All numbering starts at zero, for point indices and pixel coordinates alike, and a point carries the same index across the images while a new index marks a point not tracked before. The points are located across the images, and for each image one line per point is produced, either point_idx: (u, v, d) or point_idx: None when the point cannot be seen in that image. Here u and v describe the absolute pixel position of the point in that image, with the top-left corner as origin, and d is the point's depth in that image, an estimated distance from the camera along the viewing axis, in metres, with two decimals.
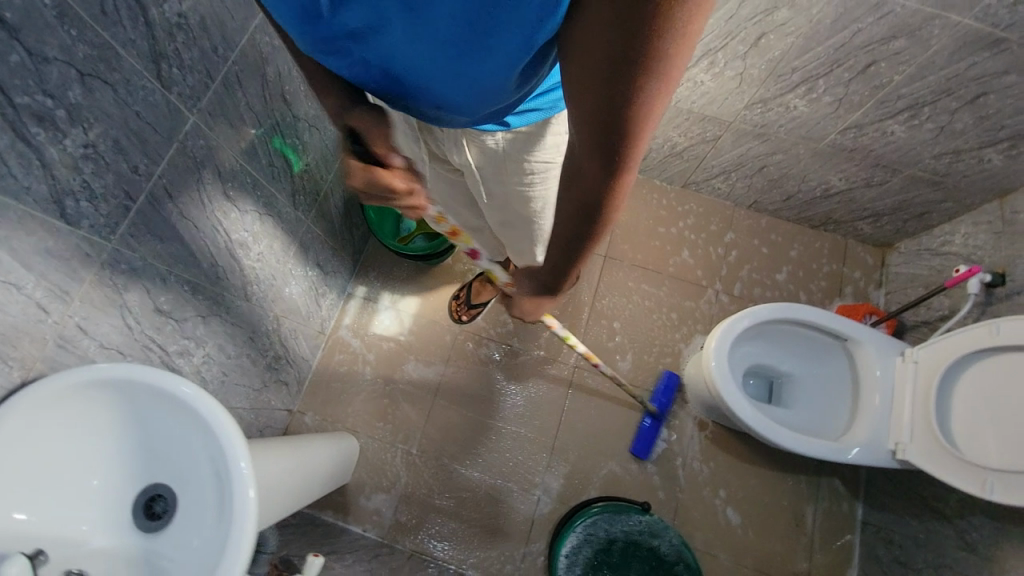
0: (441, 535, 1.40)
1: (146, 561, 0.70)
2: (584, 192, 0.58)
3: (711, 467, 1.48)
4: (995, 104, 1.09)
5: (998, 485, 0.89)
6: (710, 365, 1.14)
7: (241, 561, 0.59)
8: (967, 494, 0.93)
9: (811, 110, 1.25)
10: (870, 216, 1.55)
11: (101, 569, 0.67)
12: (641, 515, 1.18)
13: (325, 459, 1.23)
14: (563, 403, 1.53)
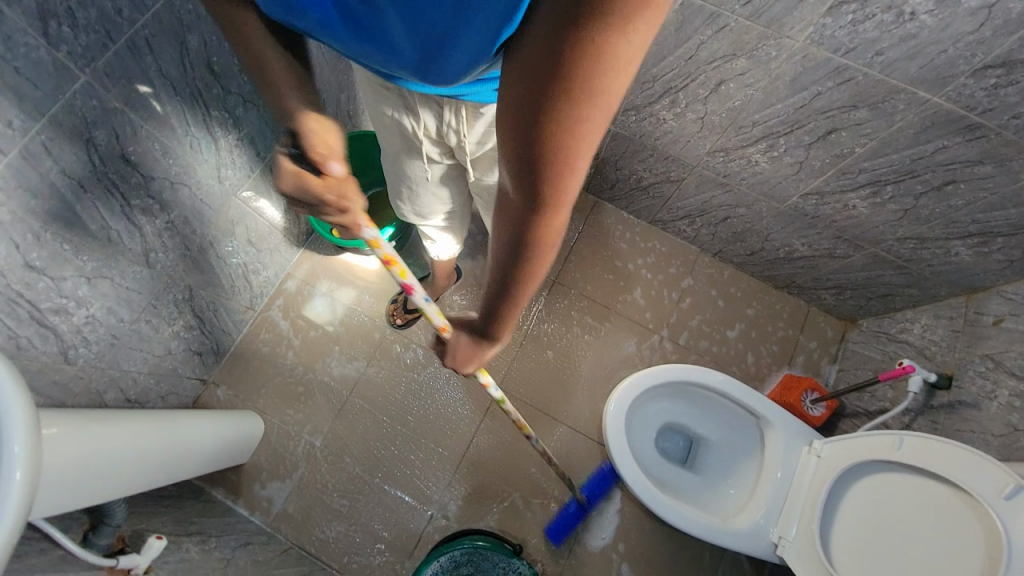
0: (325, 536, 1.38)
1: None
2: (514, 231, 0.53)
3: (615, 517, 1.43)
4: (966, 195, 0.99)
5: None
6: (607, 417, 1.10)
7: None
8: None
9: (772, 168, 1.17)
10: (833, 286, 1.47)
11: None
12: (510, 558, 1.14)
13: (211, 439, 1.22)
14: (479, 421, 1.50)
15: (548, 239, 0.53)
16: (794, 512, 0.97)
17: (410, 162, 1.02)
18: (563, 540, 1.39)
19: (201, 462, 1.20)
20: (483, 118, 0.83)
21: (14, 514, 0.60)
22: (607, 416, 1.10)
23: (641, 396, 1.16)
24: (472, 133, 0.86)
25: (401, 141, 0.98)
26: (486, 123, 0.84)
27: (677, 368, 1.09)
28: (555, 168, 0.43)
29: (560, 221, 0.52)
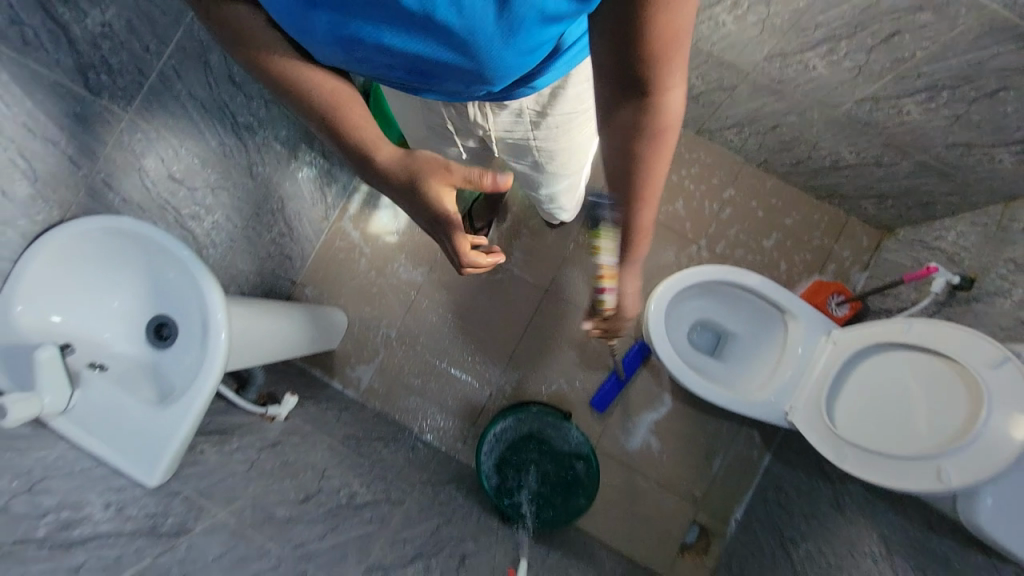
0: (406, 407, 1.68)
1: (150, 368, 0.88)
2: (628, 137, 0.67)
3: (647, 398, 1.67)
4: (1016, 101, 1.01)
5: (851, 456, 1.00)
6: (649, 308, 1.26)
7: (207, 387, 0.79)
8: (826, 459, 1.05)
9: (829, 73, 1.18)
10: (875, 195, 1.52)
11: (118, 366, 0.85)
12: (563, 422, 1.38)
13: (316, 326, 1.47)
14: (530, 319, 1.71)
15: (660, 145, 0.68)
16: (805, 388, 1.15)
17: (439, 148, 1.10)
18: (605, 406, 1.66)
19: (305, 345, 1.44)
20: (508, 110, 0.90)
21: (218, 365, 0.80)
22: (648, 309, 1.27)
23: (680, 294, 1.32)
24: (501, 123, 0.93)
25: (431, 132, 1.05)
26: (512, 112, 0.91)
27: (715, 268, 1.22)
28: (661, 60, 0.57)
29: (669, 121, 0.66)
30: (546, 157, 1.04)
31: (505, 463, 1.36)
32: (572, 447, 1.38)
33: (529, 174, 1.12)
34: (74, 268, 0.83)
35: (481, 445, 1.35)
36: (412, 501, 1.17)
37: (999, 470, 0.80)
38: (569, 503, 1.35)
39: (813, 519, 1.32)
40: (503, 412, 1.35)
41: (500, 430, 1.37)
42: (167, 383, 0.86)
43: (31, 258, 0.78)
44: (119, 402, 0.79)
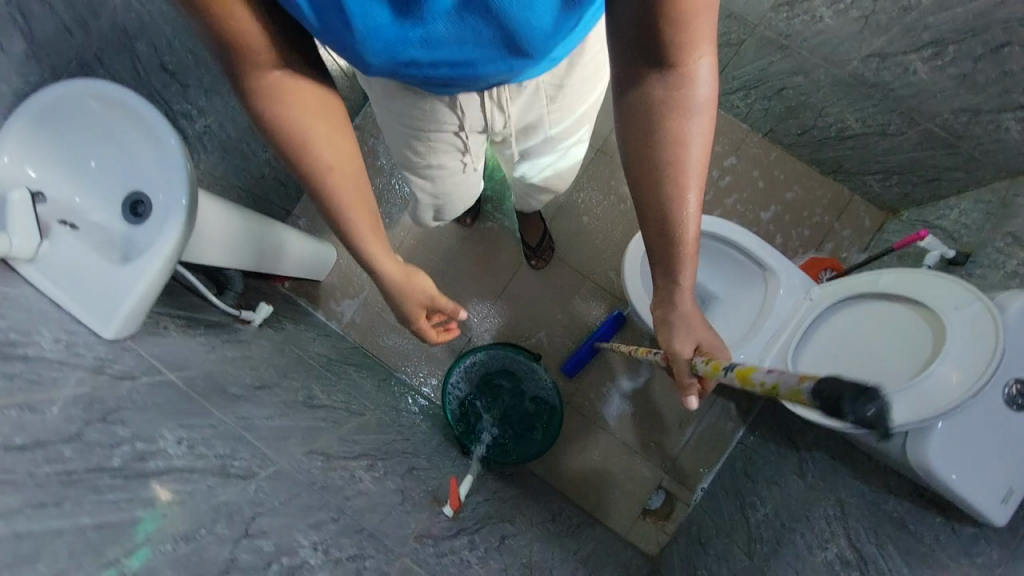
0: (383, 344, 1.70)
1: (116, 240, 0.89)
2: (655, 146, 0.73)
3: (624, 360, 1.65)
4: (1020, 59, 0.98)
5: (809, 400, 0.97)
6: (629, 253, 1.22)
7: (163, 260, 0.82)
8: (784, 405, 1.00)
9: (836, 24, 1.14)
10: (880, 171, 1.46)
11: (88, 230, 0.88)
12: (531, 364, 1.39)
13: (306, 249, 1.51)
14: (515, 271, 1.70)
15: (682, 163, 0.73)
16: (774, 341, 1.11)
17: (432, 168, 0.99)
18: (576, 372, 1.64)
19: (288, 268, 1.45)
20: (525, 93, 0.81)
21: (177, 236, 0.83)
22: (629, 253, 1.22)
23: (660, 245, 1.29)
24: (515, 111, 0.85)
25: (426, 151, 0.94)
26: (526, 96, 0.83)
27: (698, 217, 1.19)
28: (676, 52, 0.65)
29: (692, 129, 0.71)
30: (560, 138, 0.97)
31: (473, 397, 1.37)
32: (542, 391, 1.40)
33: (536, 164, 1.05)
34: (58, 133, 0.87)
35: (448, 376, 1.36)
36: (370, 415, 1.19)
37: (952, 403, 0.78)
38: (532, 442, 1.37)
39: (774, 485, 1.29)
40: (479, 346, 1.36)
41: (469, 365, 1.38)
42: (130, 251, 0.88)
43: (35, 101, 0.83)
44: (84, 256, 0.82)
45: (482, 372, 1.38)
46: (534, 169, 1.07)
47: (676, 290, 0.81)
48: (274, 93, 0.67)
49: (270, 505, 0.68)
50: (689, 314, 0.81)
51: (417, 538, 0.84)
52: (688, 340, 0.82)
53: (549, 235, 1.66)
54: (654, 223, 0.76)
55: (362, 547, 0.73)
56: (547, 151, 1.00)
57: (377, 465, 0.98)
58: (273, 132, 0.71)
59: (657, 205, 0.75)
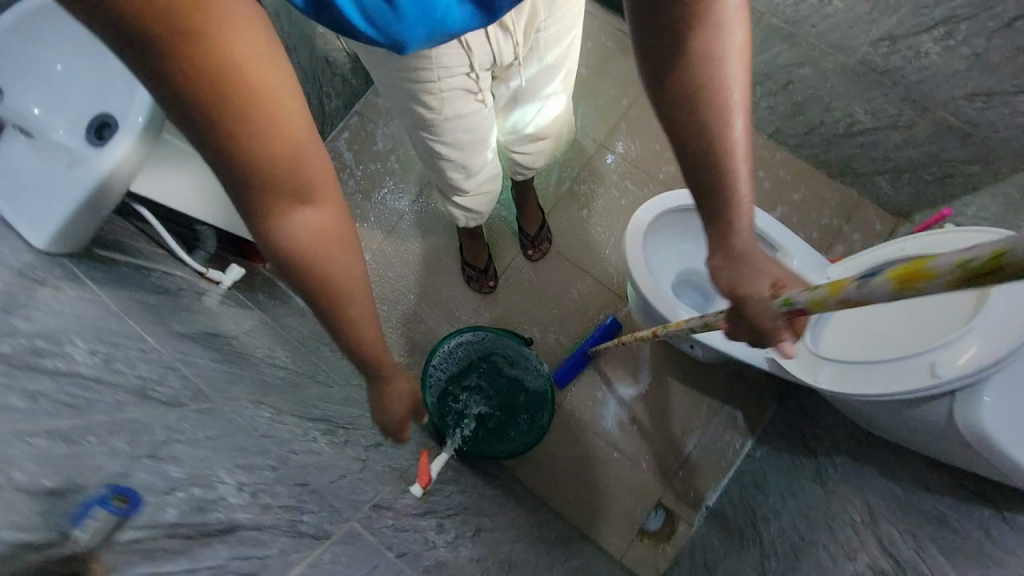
0: None
1: (66, 155, 0.81)
2: (687, 71, 0.60)
3: (623, 361, 1.53)
4: None
5: (831, 371, 0.87)
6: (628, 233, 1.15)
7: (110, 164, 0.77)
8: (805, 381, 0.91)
9: (845, 7, 1.13)
10: (890, 170, 1.42)
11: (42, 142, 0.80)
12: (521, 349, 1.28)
13: None
14: (510, 262, 1.60)
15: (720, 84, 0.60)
16: None
17: (450, 125, 0.92)
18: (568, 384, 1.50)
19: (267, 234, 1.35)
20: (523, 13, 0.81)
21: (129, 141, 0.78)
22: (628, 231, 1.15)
23: (662, 224, 1.23)
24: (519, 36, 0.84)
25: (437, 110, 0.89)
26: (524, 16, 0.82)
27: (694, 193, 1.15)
28: None
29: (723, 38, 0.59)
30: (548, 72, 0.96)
31: (454, 384, 1.24)
32: (531, 381, 1.27)
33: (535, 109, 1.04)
34: (29, 48, 0.81)
35: (430, 358, 1.24)
36: (337, 390, 1.06)
37: (999, 355, 0.68)
38: (515, 439, 1.23)
39: (790, 497, 1.15)
40: (466, 328, 1.24)
41: (454, 347, 1.26)
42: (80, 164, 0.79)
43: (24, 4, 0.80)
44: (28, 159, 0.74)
45: (467, 356, 1.25)
46: (533, 116, 1.05)
47: (737, 243, 0.64)
48: (300, 224, 0.58)
49: (192, 437, 0.56)
50: (739, 259, 0.64)
51: (371, 507, 0.71)
52: (732, 280, 0.64)
53: (547, 225, 1.59)
54: (701, 162, 0.62)
55: (302, 501, 0.61)
56: (544, 87, 1.00)
57: (336, 432, 0.85)
58: (284, 252, 0.59)
59: (702, 143, 0.62)
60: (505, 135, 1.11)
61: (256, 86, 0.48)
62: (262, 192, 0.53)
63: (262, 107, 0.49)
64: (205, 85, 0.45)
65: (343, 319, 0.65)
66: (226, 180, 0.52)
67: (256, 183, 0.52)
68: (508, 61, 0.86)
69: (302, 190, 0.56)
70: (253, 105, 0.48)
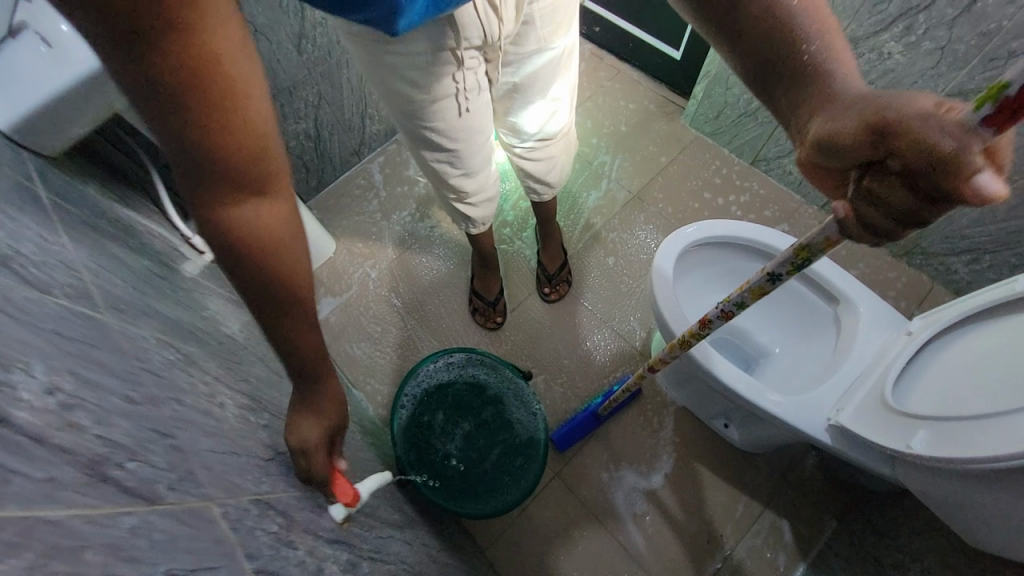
0: (350, 352, 1.43)
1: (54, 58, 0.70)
2: None
3: (637, 431, 1.27)
4: None
5: (925, 436, 0.64)
6: (657, 260, 0.96)
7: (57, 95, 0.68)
8: (890, 452, 0.68)
9: (907, 60, 1.06)
10: (965, 249, 1.25)
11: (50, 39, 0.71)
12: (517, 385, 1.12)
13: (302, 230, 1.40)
14: (524, 300, 1.46)
15: None
16: (862, 381, 0.80)
17: (435, 110, 0.83)
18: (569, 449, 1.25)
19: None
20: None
21: None
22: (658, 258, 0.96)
23: (696, 260, 1.02)
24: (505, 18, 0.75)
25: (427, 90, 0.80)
26: None
27: (740, 225, 0.97)
28: None
29: None
30: (546, 65, 0.88)
31: (432, 409, 1.09)
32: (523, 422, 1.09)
33: (542, 105, 0.95)
34: None
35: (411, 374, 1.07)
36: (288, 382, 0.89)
37: None
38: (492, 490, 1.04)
39: None
40: (458, 349, 1.11)
41: (440, 367, 1.11)
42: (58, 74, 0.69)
43: None
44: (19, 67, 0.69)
45: (453, 380, 1.10)
46: (540, 114, 0.97)
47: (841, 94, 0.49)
48: (266, 223, 0.50)
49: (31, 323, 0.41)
50: (863, 97, 0.47)
51: (258, 502, 0.52)
52: (857, 115, 0.47)
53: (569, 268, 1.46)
54: (783, 35, 0.52)
55: (149, 449, 0.42)
56: (549, 80, 0.91)
57: (262, 412, 0.68)
58: (238, 250, 0.50)
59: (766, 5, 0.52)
60: (509, 140, 1.04)
61: (242, 76, 0.43)
62: (230, 180, 0.46)
63: (241, 96, 0.44)
64: (177, 57, 0.39)
65: (294, 344, 0.56)
66: (191, 168, 0.45)
67: (227, 171, 0.46)
68: (494, 41, 0.77)
69: (266, 183, 0.49)
70: (230, 93, 0.43)
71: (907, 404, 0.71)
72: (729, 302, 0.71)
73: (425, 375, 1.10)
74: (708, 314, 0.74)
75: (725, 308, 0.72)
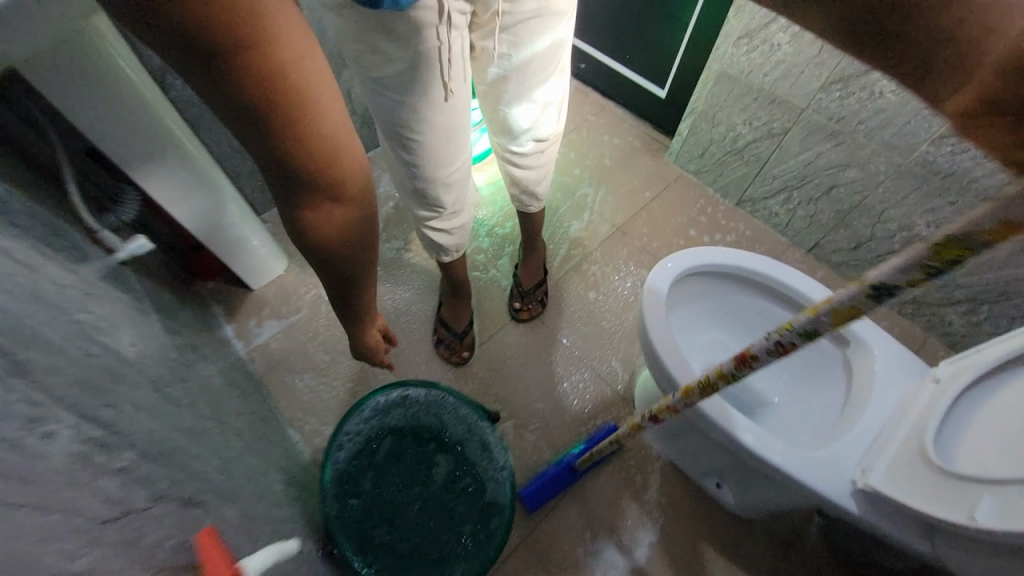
0: (290, 385, 1.23)
1: None
2: None
3: (620, 490, 1.10)
4: None
5: (995, 504, 0.50)
6: (649, 284, 0.84)
7: None
8: (948, 525, 0.53)
9: (899, 99, 1.04)
10: (959, 300, 1.20)
11: None
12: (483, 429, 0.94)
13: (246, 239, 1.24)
14: (496, 332, 1.31)
15: None
16: (893, 436, 0.67)
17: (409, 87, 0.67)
18: (539, 510, 1.06)
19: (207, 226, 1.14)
20: None
21: None
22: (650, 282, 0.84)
23: (688, 292, 0.91)
24: None
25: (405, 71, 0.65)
26: None
27: (742, 253, 0.85)
28: None
29: None
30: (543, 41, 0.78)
31: (380, 447, 0.92)
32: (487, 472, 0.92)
33: (529, 100, 0.85)
34: None
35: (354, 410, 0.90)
36: (187, 412, 0.70)
37: None
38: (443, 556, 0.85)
39: None
40: (414, 380, 0.94)
41: (392, 402, 0.94)
42: None
43: None
44: None
45: (405, 418, 0.93)
46: (528, 110, 0.86)
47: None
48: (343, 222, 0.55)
49: None
50: None
51: None
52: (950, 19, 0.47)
53: (546, 287, 1.35)
54: None
55: None
56: (545, 61, 0.81)
57: (125, 451, 0.49)
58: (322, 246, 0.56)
59: None
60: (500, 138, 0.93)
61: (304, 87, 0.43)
62: (310, 185, 0.50)
63: (309, 105, 0.44)
64: (251, 82, 0.40)
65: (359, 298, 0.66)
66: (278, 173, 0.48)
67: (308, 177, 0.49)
68: None
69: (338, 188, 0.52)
70: (302, 111, 0.44)
71: (955, 462, 0.58)
72: (789, 332, 0.51)
73: (371, 412, 0.92)
74: (750, 346, 0.54)
75: (781, 339, 0.51)
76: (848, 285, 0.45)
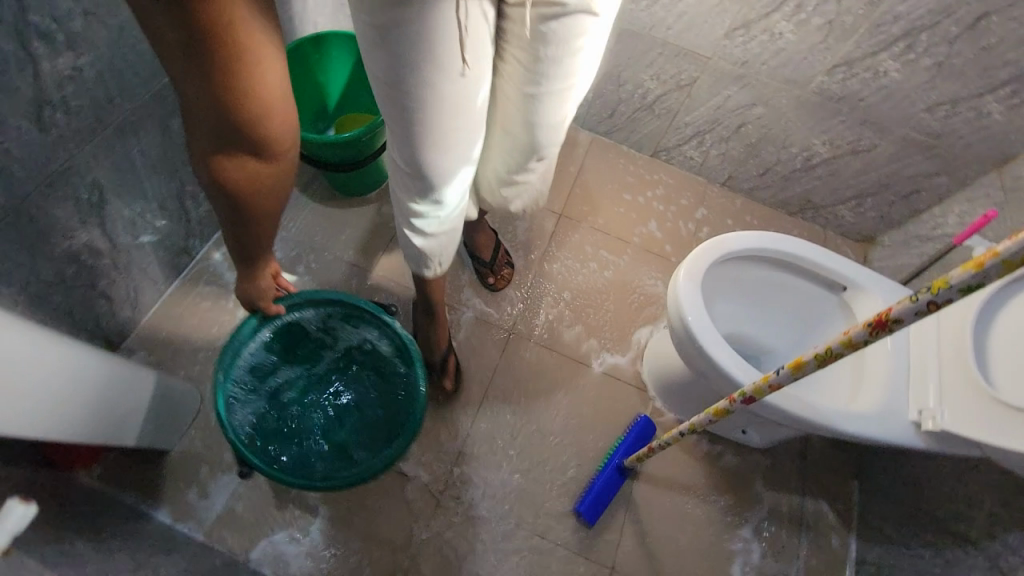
0: (287, 541, 1.02)
1: None
2: None
3: (666, 474, 1.16)
4: (1000, 30, 0.96)
5: None
6: (692, 263, 0.86)
7: None
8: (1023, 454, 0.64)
9: (798, 38, 1.10)
10: (852, 197, 1.41)
11: None
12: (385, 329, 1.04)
13: (133, 404, 0.89)
14: (490, 371, 1.22)
15: None
16: (928, 374, 0.77)
17: (425, 68, 0.59)
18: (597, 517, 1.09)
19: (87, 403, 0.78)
20: None
21: None
22: (698, 258, 0.87)
23: (715, 273, 0.92)
24: None
25: (419, 25, 0.55)
26: None
27: (799, 243, 0.88)
28: None
29: None
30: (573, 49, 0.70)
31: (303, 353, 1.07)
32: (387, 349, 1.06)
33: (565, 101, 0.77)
34: None
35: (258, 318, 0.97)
36: None
37: None
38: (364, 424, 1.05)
39: None
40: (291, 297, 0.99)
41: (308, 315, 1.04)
42: None
43: None
44: None
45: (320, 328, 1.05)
46: (545, 112, 0.77)
47: None
48: (246, 179, 0.56)
49: None
50: None
51: None
52: None
53: (504, 248, 1.31)
54: None
55: None
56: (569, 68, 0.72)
57: None
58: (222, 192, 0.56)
59: None
60: (502, 142, 0.83)
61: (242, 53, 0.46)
62: (224, 134, 0.51)
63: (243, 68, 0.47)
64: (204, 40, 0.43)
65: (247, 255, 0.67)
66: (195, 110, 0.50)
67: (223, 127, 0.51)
68: None
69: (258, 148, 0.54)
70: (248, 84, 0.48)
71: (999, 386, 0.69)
72: (942, 291, 0.50)
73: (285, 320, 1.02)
74: (893, 311, 0.54)
75: (933, 300, 0.51)
76: (965, 269, 0.48)
